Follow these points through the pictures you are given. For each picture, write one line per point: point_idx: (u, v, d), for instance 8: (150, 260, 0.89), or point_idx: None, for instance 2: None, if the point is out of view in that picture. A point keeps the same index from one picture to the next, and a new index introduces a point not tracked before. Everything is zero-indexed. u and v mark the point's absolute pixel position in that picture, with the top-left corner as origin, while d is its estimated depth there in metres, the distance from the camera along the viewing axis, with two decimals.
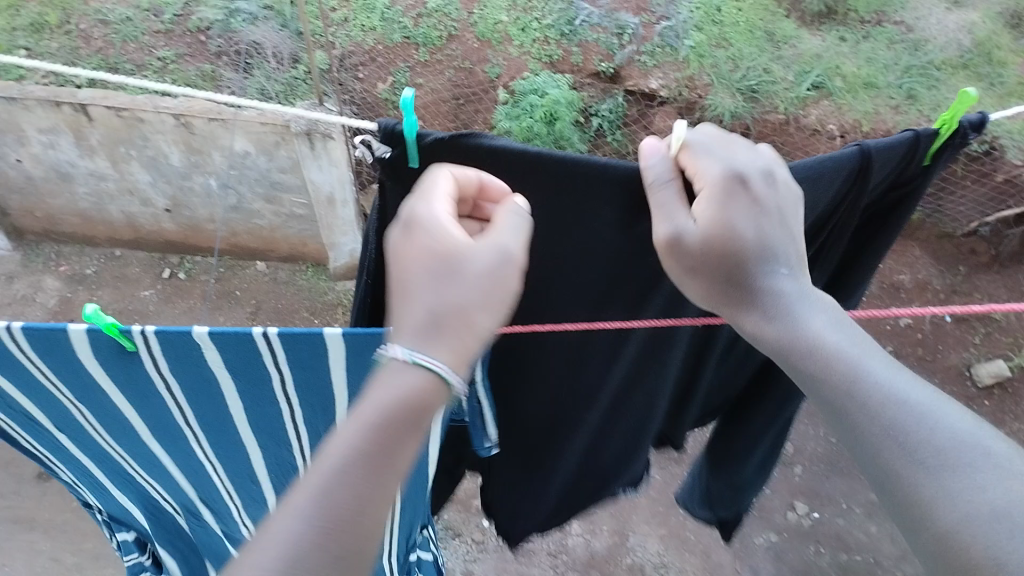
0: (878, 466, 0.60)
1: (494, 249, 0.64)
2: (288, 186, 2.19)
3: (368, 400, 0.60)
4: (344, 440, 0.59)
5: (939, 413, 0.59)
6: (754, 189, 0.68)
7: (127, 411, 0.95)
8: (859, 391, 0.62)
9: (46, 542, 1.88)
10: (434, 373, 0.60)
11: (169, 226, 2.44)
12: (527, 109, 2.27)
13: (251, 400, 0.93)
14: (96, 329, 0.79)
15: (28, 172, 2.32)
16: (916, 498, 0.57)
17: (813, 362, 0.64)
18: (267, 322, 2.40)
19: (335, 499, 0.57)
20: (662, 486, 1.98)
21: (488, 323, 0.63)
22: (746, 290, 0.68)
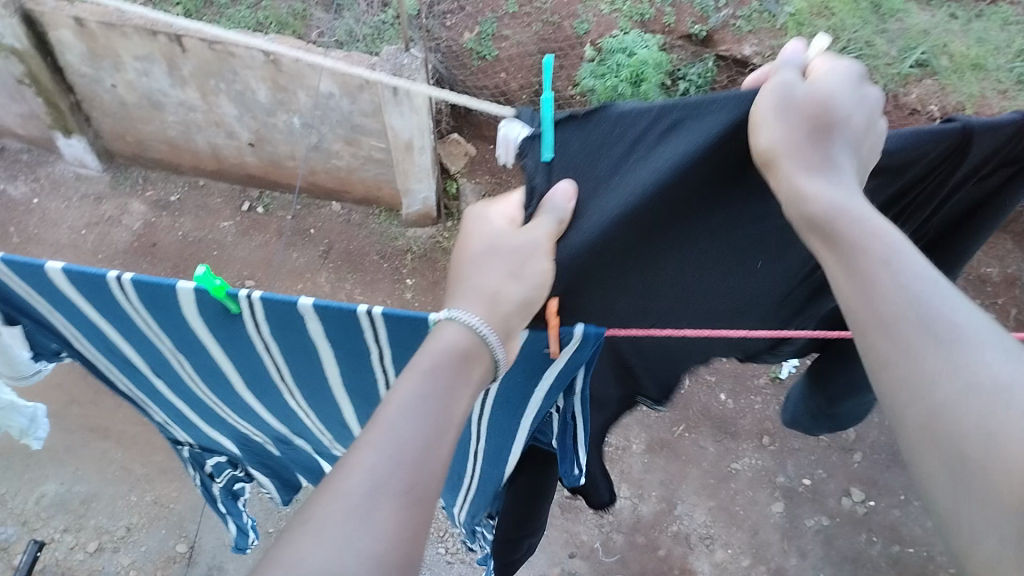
0: (885, 343, 0.57)
1: (526, 240, 0.69)
2: (368, 129, 2.21)
3: (426, 354, 0.66)
4: (408, 387, 0.64)
5: (958, 302, 0.57)
6: (862, 91, 0.70)
7: (222, 360, 0.98)
8: (893, 265, 0.60)
9: (119, 453, 1.98)
10: (466, 326, 0.67)
11: (251, 159, 2.48)
12: (613, 68, 2.25)
13: (345, 363, 0.93)
14: (201, 292, 0.83)
15: (122, 97, 2.40)
16: (923, 379, 0.55)
17: (859, 232, 0.62)
18: (338, 264, 2.44)
19: (405, 437, 0.61)
20: (715, 458, 1.97)
21: (517, 292, 0.68)
22: (803, 158, 0.66)
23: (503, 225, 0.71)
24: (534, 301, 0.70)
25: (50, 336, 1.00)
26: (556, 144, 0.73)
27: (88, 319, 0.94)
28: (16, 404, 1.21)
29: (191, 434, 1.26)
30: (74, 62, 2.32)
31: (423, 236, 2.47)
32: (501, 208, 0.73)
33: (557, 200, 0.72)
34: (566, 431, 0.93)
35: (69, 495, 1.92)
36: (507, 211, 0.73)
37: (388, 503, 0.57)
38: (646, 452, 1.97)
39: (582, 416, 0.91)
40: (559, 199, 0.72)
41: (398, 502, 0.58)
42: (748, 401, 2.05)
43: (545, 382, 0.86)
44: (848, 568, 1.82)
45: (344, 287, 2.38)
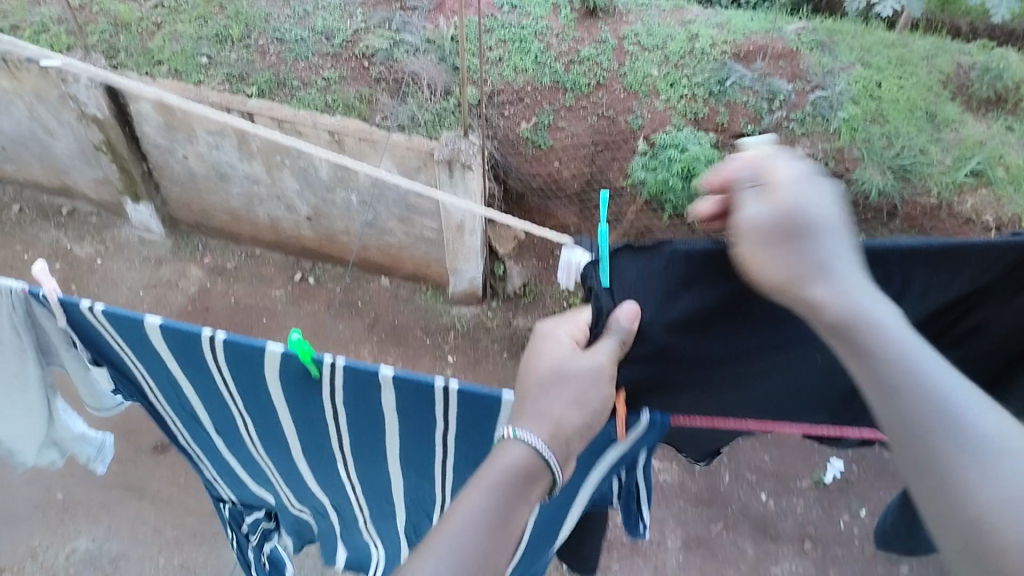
0: (916, 459, 0.58)
1: (590, 363, 0.74)
2: (422, 209, 2.27)
3: (489, 469, 0.70)
4: (473, 501, 0.68)
5: (992, 418, 0.57)
6: (807, 179, 0.68)
7: (287, 425, 1.01)
8: (904, 372, 0.60)
9: (150, 513, 1.99)
10: (530, 448, 0.71)
11: (307, 233, 2.56)
12: (664, 162, 2.30)
13: (406, 433, 0.96)
14: (289, 355, 0.87)
15: (192, 168, 2.52)
16: (969, 495, 0.55)
17: (873, 339, 0.62)
18: (382, 336, 2.47)
19: (467, 547, 0.65)
20: (754, 562, 1.89)
21: (575, 420, 0.73)
22: (804, 282, 0.65)
23: (569, 345, 0.76)
24: (594, 421, 0.74)
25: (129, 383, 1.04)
26: (614, 272, 0.77)
27: (168, 371, 0.97)
28: (88, 433, 1.26)
29: (236, 492, 1.27)
30: (150, 132, 2.45)
31: (466, 316, 2.50)
32: (568, 327, 0.77)
33: (621, 321, 0.74)
34: (628, 494, 0.99)
35: (99, 552, 1.92)
36: (573, 329, 0.77)
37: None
38: (681, 548, 1.91)
39: (644, 483, 0.97)
40: (624, 321, 0.74)
41: None
42: (790, 504, 1.98)
43: (608, 459, 0.92)
44: None
45: (386, 358, 2.40)
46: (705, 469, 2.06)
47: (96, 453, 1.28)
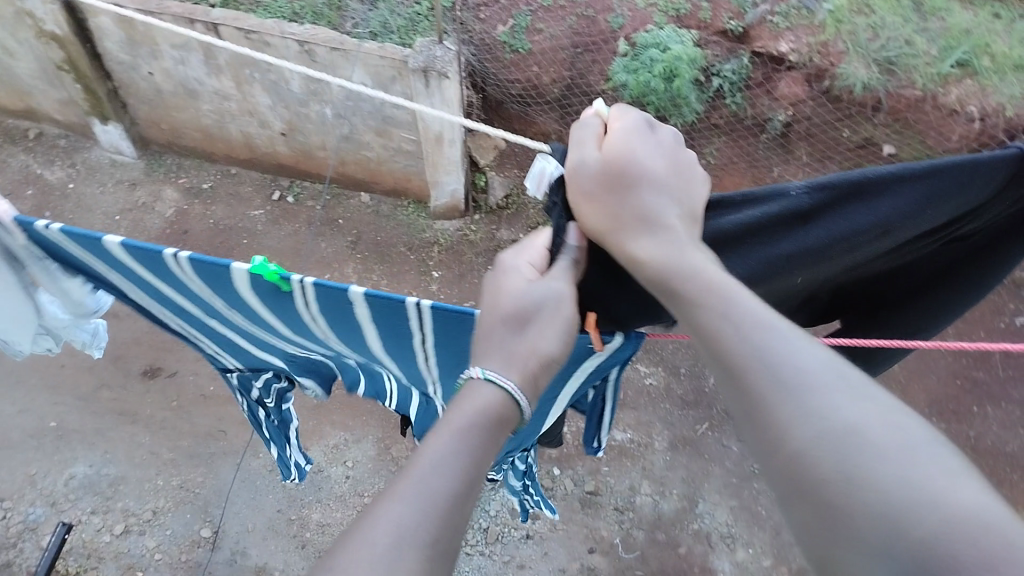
0: (748, 400, 0.56)
1: (550, 287, 0.69)
2: (398, 120, 2.21)
3: (459, 411, 0.62)
4: (440, 443, 0.59)
5: (818, 360, 0.55)
6: (651, 130, 0.72)
7: (272, 321, 0.99)
8: (729, 318, 0.59)
9: (146, 437, 2.02)
10: (500, 388, 0.64)
11: (282, 149, 2.50)
12: (646, 63, 2.24)
13: (387, 335, 0.95)
14: (257, 274, 0.85)
15: (158, 85, 2.44)
16: (785, 434, 0.53)
17: (689, 285, 0.62)
18: (365, 253, 2.44)
19: (435, 489, 0.55)
20: (739, 459, 1.93)
21: (549, 349, 0.67)
22: (615, 217, 0.68)
23: (529, 275, 0.71)
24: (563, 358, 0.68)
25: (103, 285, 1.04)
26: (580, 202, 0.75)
27: (148, 280, 0.96)
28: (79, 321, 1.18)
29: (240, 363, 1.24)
30: (113, 49, 2.36)
31: (449, 230, 2.47)
32: (527, 253, 0.74)
33: (567, 237, 0.74)
34: (596, 406, 1.01)
35: (98, 477, 1.95)
36: (534, 256, 0.73)
37: (413, 562, 0.51)
38: (668, 449, 1.94)
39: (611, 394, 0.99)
40: (569, 238, 0.74)
41: (422, 557, 0.51)
42: None
43: (583, 374, 0.91)
44: None
45: (371, 277, 2.36)
46: (691, 372, 2.09)
47: (88, 339, 1.21)
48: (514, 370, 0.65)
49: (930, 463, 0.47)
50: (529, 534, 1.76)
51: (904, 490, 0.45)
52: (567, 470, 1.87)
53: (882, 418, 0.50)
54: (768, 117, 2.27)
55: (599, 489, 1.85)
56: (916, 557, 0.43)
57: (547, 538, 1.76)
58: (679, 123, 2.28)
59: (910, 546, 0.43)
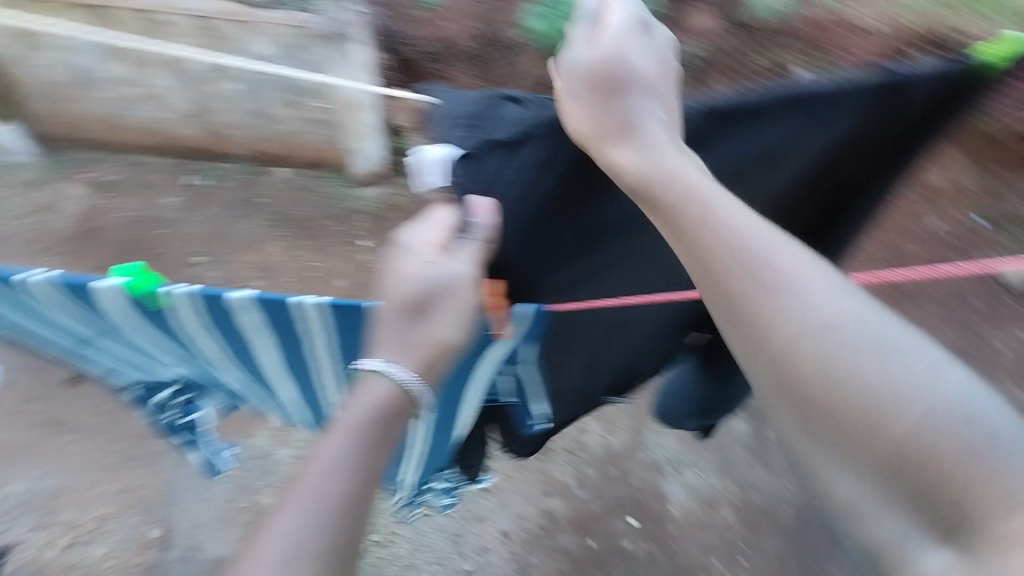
0: (725, 300, 0.51)
1: (450, 273, 0.66)
2: (308, 90, 2.17)
3: (353, 410, 0.64)
4: (334, 446, 0.61)
5: (796, 255, 0.51)
6: (644, 28, 0.63)
7: (151, 347, 0.87)
8: (708, 218, 0.53)
9: (84, 443, 1.96)
10: (396, 381, 0.65)
11: (191, 132, 2.40)
12: (555, 9, 2.23)
13: (280, 344, 0.86)
14: (129, 288, 0.73)
15: (50, 78, 2.32)
16: (766, 330, 0.49)
17: (674, 192, 0.56)
18: (287, 230, 2.34)
19: (330, 492, 0.58)
20: None
21: (448, 335, 0.67)
22: (606, 128, 0.59)
23: (431, 256, 0.66)
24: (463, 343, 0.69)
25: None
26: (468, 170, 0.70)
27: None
28: None
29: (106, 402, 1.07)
30: None
31: (374, 197, 2.42)
32: (425, 230, 0.67)
33: (472, 218, 0.69)
34: (518, 389, 0.98)
35: (38, 490, 1.89)
36: (433, 234, 0.67)
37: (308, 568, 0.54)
38: None
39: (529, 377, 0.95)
40: (473, 218, 0.69)
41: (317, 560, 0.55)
42: None
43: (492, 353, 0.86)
44: None
45: (296, 254, 2.27)
46: None
47: None
48: (414, 362, 0.66)
49: (913, 358, 0.45)
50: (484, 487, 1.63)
51: (892, 391, 0.44)
52: None
53: (864, 311, 0.48)
54: None
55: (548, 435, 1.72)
56: (899, 462, 0.42)
57: (504, 489, 1.63)
58: None
59: (894, 450, 0.42)
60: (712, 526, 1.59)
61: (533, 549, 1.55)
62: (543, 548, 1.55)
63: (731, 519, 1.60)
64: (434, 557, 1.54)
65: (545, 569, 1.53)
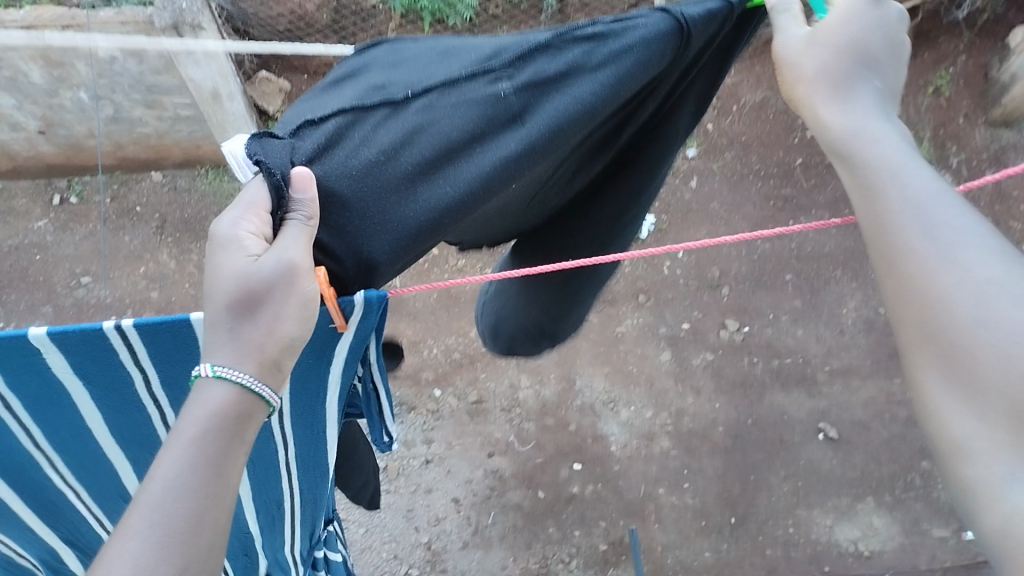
0: (893, 255, 0.49)
1: (282, 262, 0.53)
2: (166, 87, 2.03)
3: (192, 419, 0.51)
4: (173, 464, 0.49)
5: (965, 212, 0.49)
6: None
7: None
8: (887, 179, 0.51)
9: None
10: (238, 386, 0.52)
11: (46, 148, 2.24)
12: None
13: (110, 407, 0.68)
14: None
15: None
16: (918, 286, 0.48)
17: (869, 164, 0.52)
18: (176, 235, 2.22)
19: (170, 527, 0.47)
20: (601, 327, 1.84)
21: (290, 331, 0.54)
22: (825, 89, 0.55)
23: (253, 249, 0.55)
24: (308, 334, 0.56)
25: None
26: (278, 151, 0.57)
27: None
28: None
29: None
30: None
31: None
32: (243, 217, 0.55)
33: (294, 194, 0.55)
34: (370, 397, 0.75)
35: None
36: (251, 221, 0.55)
37: None
38: None
39: (382, 376, 0.73)
40: (297, 193, 0.55)
41: None
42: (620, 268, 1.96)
43: (339, 359, 0.67)
44: (739, 393, 1.75)
45: (191, 258, 2.16)
46: None
47: None
48: (251, 359, 0.53)
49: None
50: (428, 459, 1.64)
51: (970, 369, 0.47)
52: (448, 388, 1.74)
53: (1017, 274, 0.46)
54: None
55: (483, 398, 1.73)
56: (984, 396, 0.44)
57: (446, 457, 1.64)
58: (458, 22, 2.25)
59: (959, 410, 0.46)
60: (653, 458, 1.65)
61: (487, 511, 1.58)
62: (495, 508, 1.58)
63: (669, 447, 1.67)
64: (390, 535, 1.54)
65: (501, 527, 1.56)
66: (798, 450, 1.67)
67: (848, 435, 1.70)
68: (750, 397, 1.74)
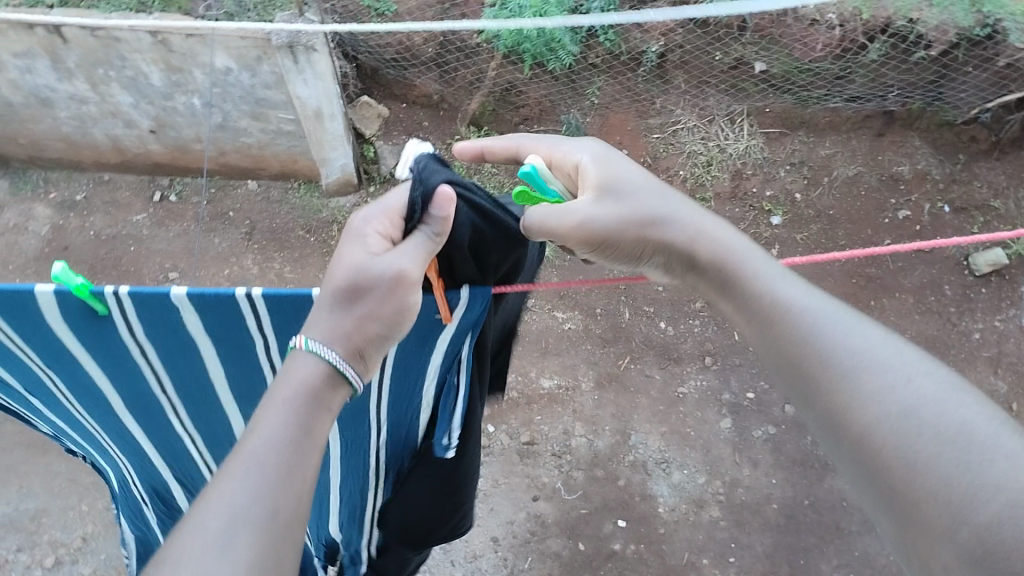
0: (819, 379, 0.55)
1: (394, 266, 0.57)
2: (273, 101, 2.12)
3: (288, 382, 0.55)
4: (276, 422, 0.53)
5: (863, 335, 0.55)
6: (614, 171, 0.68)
7: (90, 368, 0.74)
8: (789, 316, 0.59)
9: (63, 464, 1.72)
10: (327, 362, 0.56)
11: (155, 147, 2.36)
12: (516, 11, 2.04)
13: (232, 364, 0.74)
14: (65, 294, 0.63)
15: (8, 98, 2.25)
16: (845, 419, 0.52)
17: (771, 307, 0.60)
18: (263, 242, 2.30)
19: (269, 466, 0.51)
20: (662, 385, 1.81)
21: (377, 329, 0.58)
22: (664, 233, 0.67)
23: (375, 246, 0.59)
24: (395, 331, 0.59)
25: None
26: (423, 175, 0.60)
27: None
28: None
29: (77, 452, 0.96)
30: None
31: (347, 205, 2.34)
32: (377, 216, 0.60)
33: (432, 208, 0.58)
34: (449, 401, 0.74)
35: (17, 513, 1.66)
36: (383, 222, 0.60)
37: (246, 538, 0.47)
38: (595, 388, 1.79)
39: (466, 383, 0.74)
40: (434, 208, 0.58)
41: (257, 532, 0.48)
42: (688, 326, 1.89)
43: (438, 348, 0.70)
44: (799, 472, 1.69)
45: (272, 266, 2.24)
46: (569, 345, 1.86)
47: None
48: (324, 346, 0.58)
49: (994, 446, 0.45)
50: None
51: (967, 478, 0.45)
52: (501, 425, 1.72)
53: (954, 400, 0.49)
54: (643, 49, 2.13)
55: (534, 440, 1.71)
56: (918, 512, 0.46)
57: (491, 494, 1.63)
58: (558, 67, 2.15)
59: (979, 541, 0.42)
60: (701, 526, 1.60)
61: (524, 555, 1.56)
62: (533, 553, 1.56)
63: (718, 517, 1.62)
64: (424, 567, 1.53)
65: None
66: (855, 540, 1.61)
67: None
68: (809, 477, 1.69)
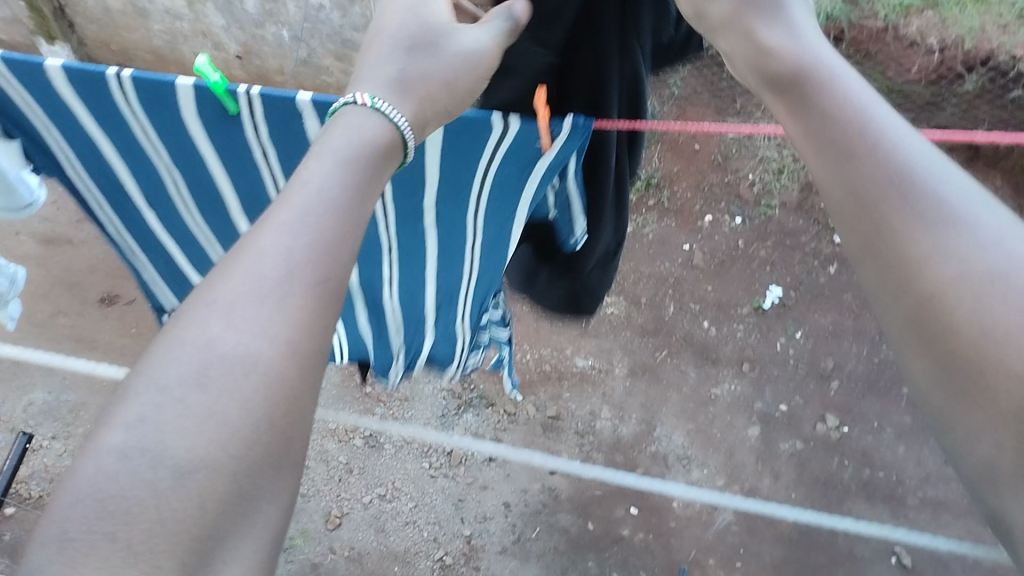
0: (890, 212, 0.44)
1: (472, 39, 0.57)
2: (359, 44, 2.13)
3: (337, 138, 0.49)
4: (321, 172, 0.46)
5: (951, 172, 0.45)
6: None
7: (207, 159, 0.76)
8: (870, 128, 0.47)
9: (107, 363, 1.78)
10: (388, 120, 0.51)
11: (239, 73, 2.42)
12: None
13: None
14: (204, 88, 0.65)
15: (106, 3, 2.28)
16: (912, 275, 0.42)
17: (844, 123, 0.48)
18: None
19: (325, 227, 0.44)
20: (696, 384, 1.80)
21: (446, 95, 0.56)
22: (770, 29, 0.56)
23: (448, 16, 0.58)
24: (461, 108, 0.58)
25: (43, 169, 0.78)
26: None
27: (84, 135, 0.73)
28: None
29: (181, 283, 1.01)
30: None
31: None
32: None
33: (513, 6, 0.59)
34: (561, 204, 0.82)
35: (58, 403, 1.74)
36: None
37: (298, 298, 0.42)
38: (628, 375, 1.79)
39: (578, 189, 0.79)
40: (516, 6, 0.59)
41: (313, 294, 0.42)
42: (731, 330, 1.88)
43: (538, 178, 0.73)
44: (818, 491, 1.68)
45: None
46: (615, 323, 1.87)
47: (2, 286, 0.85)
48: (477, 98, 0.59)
49: None
50: (491, 458, 1.65)
51: None
52: (530, 396, 1.74)
53: None
54: None
55: (560, 414, 1.72)
56: (976, 383, 0.39)
57: (509, 461, 1.65)
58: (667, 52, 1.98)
59: None
60: (712, 526, 1.60)
61: (533, 524, 1.59)
62: (542, 524, 1.59)
63: (731, 521, 1.61)
64: (436, 517, 1.59)
65: (541, 544, 1.57)
66: (865, 567, 1.58)
67: (921, 566, 1.58)
68: (827, 498, 1.68)
